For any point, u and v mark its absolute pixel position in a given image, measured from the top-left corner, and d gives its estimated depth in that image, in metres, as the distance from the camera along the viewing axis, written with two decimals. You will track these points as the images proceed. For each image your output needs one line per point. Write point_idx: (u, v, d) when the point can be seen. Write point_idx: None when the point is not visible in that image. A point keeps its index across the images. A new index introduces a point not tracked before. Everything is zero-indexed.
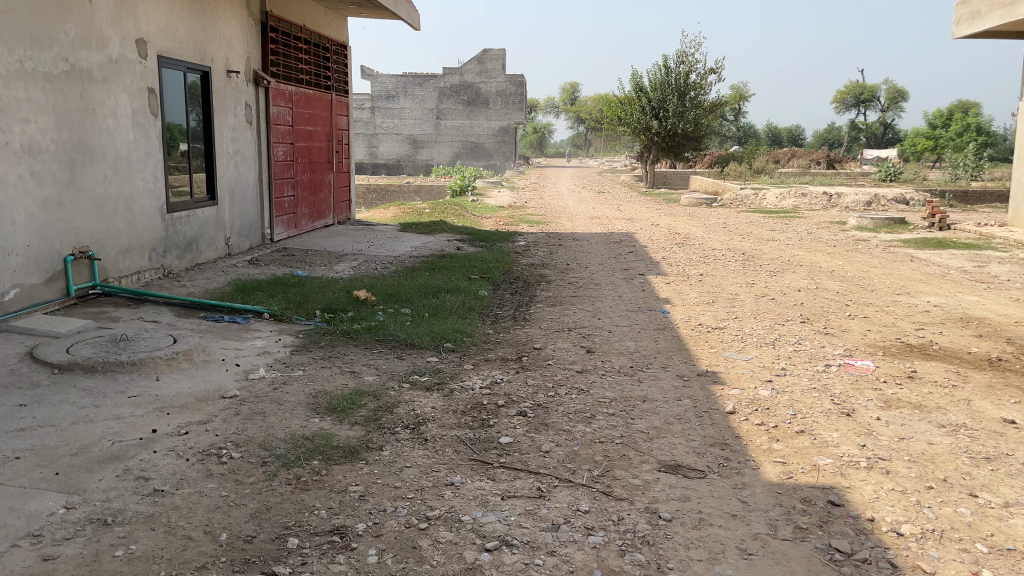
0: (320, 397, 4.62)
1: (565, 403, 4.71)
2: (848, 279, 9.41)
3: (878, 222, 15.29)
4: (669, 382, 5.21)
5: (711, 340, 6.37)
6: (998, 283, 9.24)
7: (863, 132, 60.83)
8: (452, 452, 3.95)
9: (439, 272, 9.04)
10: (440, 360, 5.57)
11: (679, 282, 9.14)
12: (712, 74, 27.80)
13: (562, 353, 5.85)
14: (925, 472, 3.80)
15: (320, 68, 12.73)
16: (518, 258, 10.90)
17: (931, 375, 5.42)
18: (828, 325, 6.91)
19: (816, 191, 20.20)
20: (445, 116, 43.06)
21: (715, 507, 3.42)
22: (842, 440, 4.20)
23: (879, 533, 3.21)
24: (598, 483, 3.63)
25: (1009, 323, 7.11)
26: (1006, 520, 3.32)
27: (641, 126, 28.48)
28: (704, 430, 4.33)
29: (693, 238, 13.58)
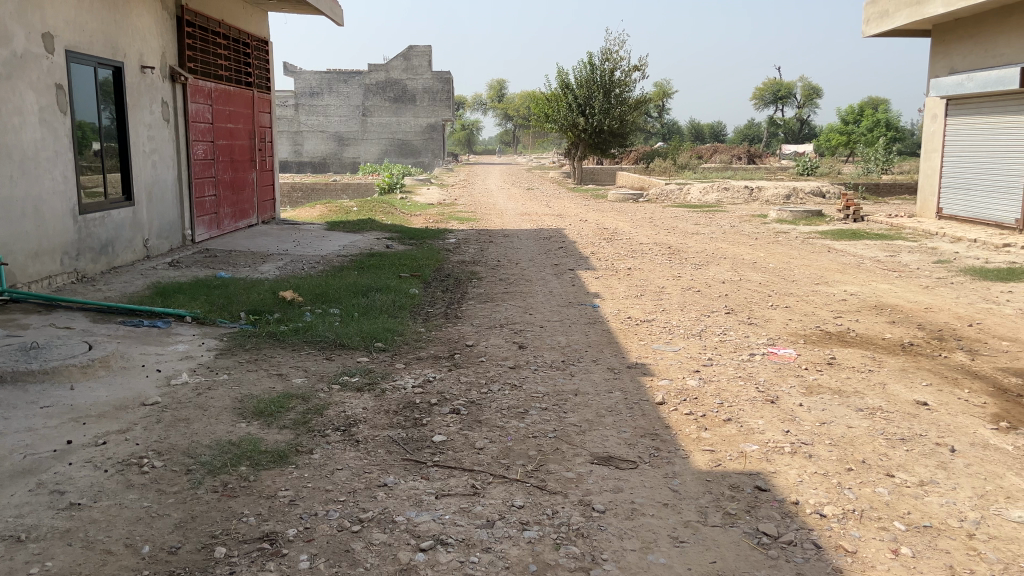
0: (247, 401, 4.50)
1: (498, 400, 4.71)
2: (770, 270, 9.71)
3: (797, 215, 15.80)
4: (600, 374, 5.27)
5: (640, 333, 6.46)
6: (908, 271, 9.66)
7: (781, 127, 62.77)
8: (385, 453, 3.90)
9: (368, 270, 8.93)
10: (371, 360, 5.50)
11: (609, 276, 9.25)
12: (636, 71, 28.25)
13: (494, 349, 5.85)
14: (845, 455, 3.95)
15: (240, 64, 12.40)
16: (448, 255, 10.87)
17: (849, 361, 5.63)
18: (752, 316, 7.11)
19: (738, 185, 20.74)
20: (371, 113, 42.58)
21: (647, 496, 3.47)
22: (767, 427, 4.32)
23: (803, 515, 3.32)
24: (532, 477, 3.64)
25: (919, 309, 7.44)
26: (921, 498, 3.48)
27: (568, 123, 28.74)
28: (635, 421, 4.40)
29: (621, 233, 13.79)
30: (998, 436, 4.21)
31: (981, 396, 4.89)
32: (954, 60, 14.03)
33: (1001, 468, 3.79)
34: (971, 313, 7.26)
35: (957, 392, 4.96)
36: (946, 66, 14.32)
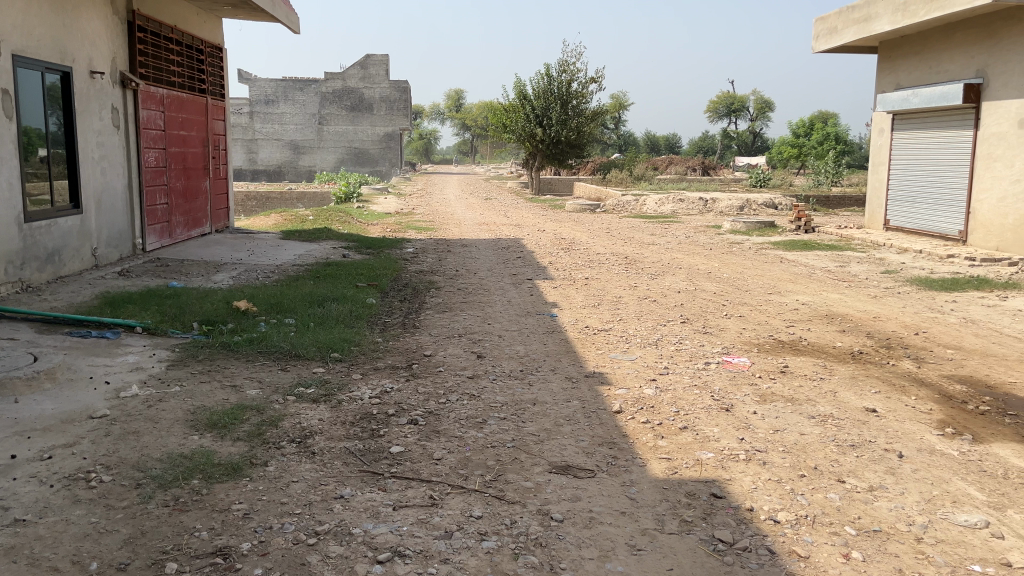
0: (199, 413, 4.42)
1: (456, 410, 4.69)
2: (724, 280, 9.85)
3: (750, 226, 16.08)
4: (558, 384, 5.28)
5: (598, 342, 6.50)
6: (857, 281, 9.90)
7: (734, 140, 63.91)
8: (342, 464, 3.86)
9: (324, 280, 8.84)
10: (327, 371, 5.44)
11: (566, 286, 9.29)
12: (593, 83, 28.54)
13: (452, 359, 5.83)
14: (798, 461, 4.01)
15: (194, 70, 12.22)
16: (406, 265, 10.82)
17: (801, 369, 5.74)
18: (707, 325, 7.20)
19: (693, 196, 21.03)
20: (328, 121, 42.24)
21: (605, 505, 3.48)
22: (722, 434, 4.37)
23: (757, 522, 3.37)
24: (490, 487, 3.63)
25: (868, 318, 7.62)
26: (871, 503, 3.55)
27: (525, 133, 28.86)
28: (593, 430, 4.41)
29: (578, 243, 13.89)
30: (944, 441, 4.33)
31: (928, 403, 5.02)
32: (900, 76, 14.45)
33: (947, 473, 3.89)
34: (917, 322, 7.46)
35: (905, 399, 5.09)
36: (892, 81, 14.74)
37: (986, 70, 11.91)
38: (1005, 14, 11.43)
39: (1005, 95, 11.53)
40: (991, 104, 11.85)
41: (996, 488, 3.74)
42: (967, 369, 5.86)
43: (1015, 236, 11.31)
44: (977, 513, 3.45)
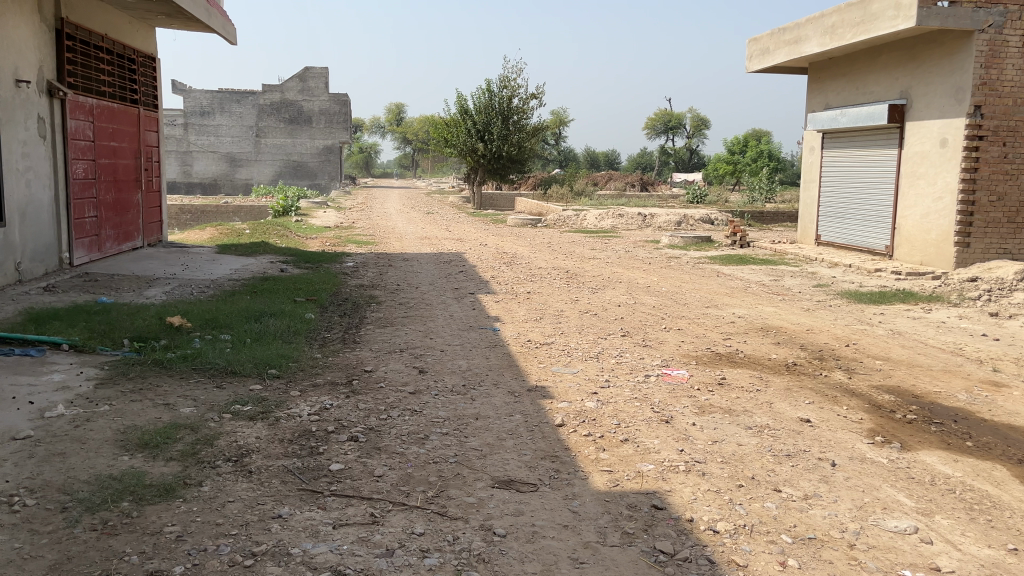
0: (130, 432, 4.27)
1: (398, 426, 4.64)
2: (663, 294, 10.02)
3: (688, 240, 16.39)
4: (501, 398, 5.27)
5: (540, 356, 6.52)
6: (791, 294, 10.18)
7: (672, 157, 65.27)
8: (280, 483, 3.77)
9: (262, 295, 8.67)
10: (264, 388, 5.32)
11: (509, 300, 9.32)
12: (534, 99, 28.83)
13: (394, 374, 5.77)
14: (736, 471, 4.09)
15: (125, 80, 11.89)
16: (346, 279, 10.70)
17: (737, 381, 5.86)
18: (646, 338, 7.30)
19: (631, 212, 21.34)
20: (265, 134, 41.62)
21: (547, 519, 3.48)
22: (662, 446, 4.43)
23: (697, 532, 3.41)
24: (432, 504, 3.60)
25: (801, 330, 7.84)
26: (806, 511, 3.64)
27: (466, 148, 28.90)
28: (536, 444, 4.42)
29: (519, 257, 13.96)
30: (874, 449, 4.47)
31: (858, 412, 5.17)
32: (829, 96, 14.96)
33: (877, 480, 4.01)
34: (847, 334, 7.70)
35: (837, 409, 5.24)
36: (821, 101, 15.25)
37: (909, 91, 12.42)
38: (927, 38, 11.95)
39: (927, 116, 12.04)
40: (914, 124, 12.35)
41: (924, 494, 3.87)
42: (895, 379, 6.06)
43: (938, 251, 11.78)
44: (906, 519, 3.57)
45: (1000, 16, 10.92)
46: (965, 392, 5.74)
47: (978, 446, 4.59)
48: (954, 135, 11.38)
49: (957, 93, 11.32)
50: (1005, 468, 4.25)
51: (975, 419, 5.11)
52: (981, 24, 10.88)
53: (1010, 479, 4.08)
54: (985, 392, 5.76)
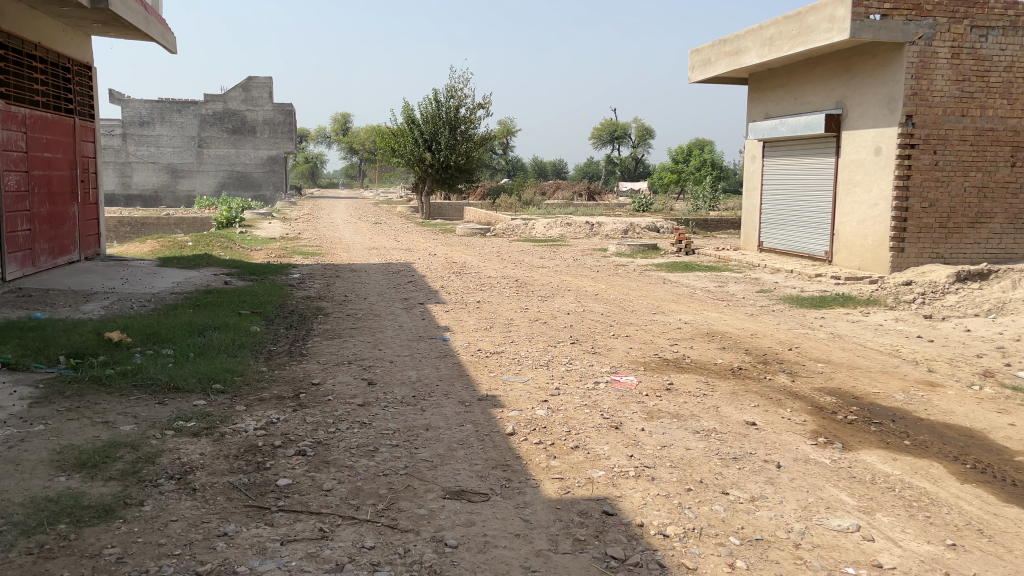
0: (67, 452, 4.13)
1: (347, 439, 4.58)
2: (612, 301, 10.12)
3: (634, 248, 16.58)
4: (451, 408, 5.24)
5: (490, 365, 6.52)
6: (735, 300, 10.38)
7: (618, 166, 66.10)
8: (225, 500, 3.69)
9: (205, 308, 8.49)
10: (208, 403, 5.20)
11: (458, 310, 9.30)
12: (480, 109, 28.95)
13: (342, 387, 5.69)
14: (685, 475, 4.14)
15: (59, 90, 11.55)
16: (292, 291, 10.54)
17: (685, 387, 5.93)
18: (595, 345, 7.36)
19: (579, 220, 21.49)
20: (208, 144, 40.90)
21: (499, 528, 3.48)
22: (612, 452, 4.46)
23: (648, 537, 3.44)
24: (383, 516, 3.56)
25: (745, 335, 8.00)
26: (753, 513, 3.70)
27: (414, 158, 28.77)
28: (486, 453, 4.41)
29: (469, 266, 13.93)
30: (817, 450, 4.57)
31: (801, 414, 5.29)
32: (768, 106, 15.33)
33: (820, 481, 4.11)
34: (790, 338, 7.87)
35: (781, 411, 5.35)
36: (761, 111, 15.63)
37: (845, 101, 12.80)
38: (860, 50, 12.34)
39: (862, 125, 12.43)
40: (850, 133, 12.73)
41: (865, 492, 3.97)
42: (836, 381, 6.21)
43: (875, 256, 12.14)
44: (849, 517, 3.66)
45: (929, 29, 11.33)
46: (902, 392, 5.92)
47: (915, 445, 4.74)
48: (887, 144, 11.76)
49: (890, 103, 11.71)
50: (942, 466, 4.38)
51: (912, 418, 5.27)
52: (911, 36, 11.28)
53: (946, 476, 4.22)
54: (922, 392, 5.95)
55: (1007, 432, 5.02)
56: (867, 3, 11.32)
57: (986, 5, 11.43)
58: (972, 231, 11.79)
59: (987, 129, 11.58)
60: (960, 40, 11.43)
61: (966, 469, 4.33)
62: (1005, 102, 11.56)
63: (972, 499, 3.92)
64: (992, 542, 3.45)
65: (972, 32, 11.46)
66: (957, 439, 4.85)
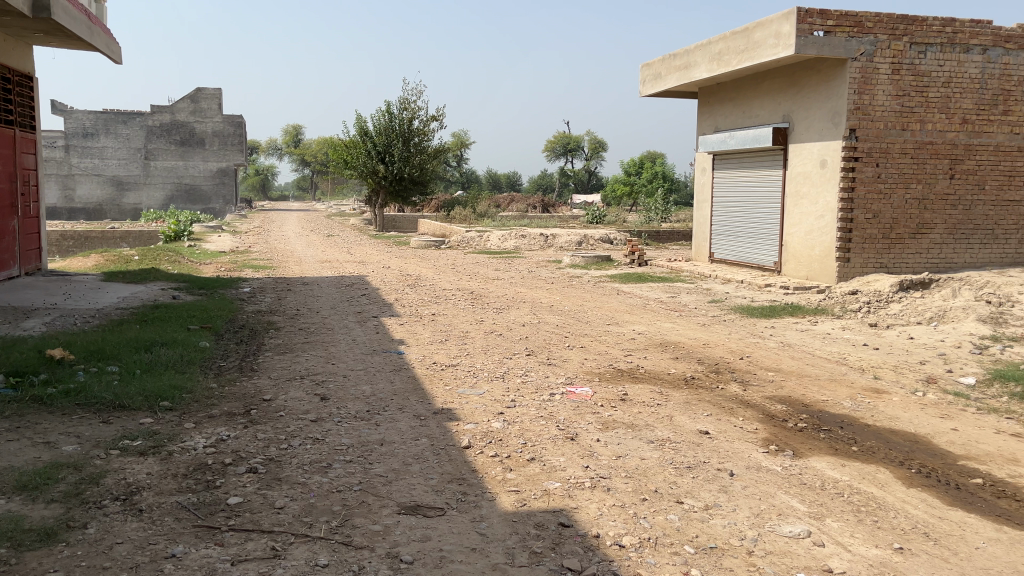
0: (5, 475, 3.98)
1: (299, 455, 4.50)
2: (566, 312, 10.17)
3: (588, 260, 16.71)
4: (406, 423, 5.20)
5: (446, 378, 6.48)
6: (687, 310, 10.53)
7: (571, 178, 66.64)
8: (173, 520, 3.59)
9: (152, 323, 8.29)
10: (155, 421, 5.06)
11: (413, 322, 9.25)
12: (434, 121, 28.96)
13: (294, 403, 5.60)
14: (639, 485, 4.16)
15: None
16: (242, 305, 10.36)
17: (639, 397, 5.98)
18: (551, 356, 7.39)
19: (534, 232, 21.57)
20: (155, 156, 40.09)
21: (455, 543, 3.45)
22: (568, 463, 4.46)
23: (604, 547, 3.45)
24: (337, 533, 3.51)
25: (698, 345, 8.11)
26: (707, 521, 3.74)
27: (367, 169, 28.58)
28: (442, 467, 4.37)
29: (423, 279, 13.88)
30: (769, 458, 4.64)
31: (753, 422, 5.37)
32: (718, 120, 15.62)
33: (772, 488, 4.17)
34: (741, 347, 7.99)
35: (733, 420, 5.43)
36: (711, 124, 15.91)
37: (791, 115, 13.12)
38: (805, 65, 12.68)
39: (808, 138, 12.73)
40: (796, 146, 13.03)
41: (816, 498, 4.04)
42: (786, 389, 6.32)
43: (822, 266, 12.42)
44: (800, 523, 3.72)
45: (870, 46, 11.70)
46: (850, 399, 6.05)
47: (862, 451, 4.84)
48: (833, 157, 12.08)
49: (834, 118, 12.04)
50: (888, 471, 4.48)
51: (860, 424, 5.39)
52: (853, 52, 11.64)
53: (893, 481, 4.32)
54: (868, 398, 6.09)
55: (949, 436, 5.16)
56: (811, 20, 11.64)
57: (924, 22, 11.81)
58: (914, 241, 12.13)
59: (927, 143, 11.92)
60: (900, 56, 11.80)
61: (911, 474, 4.44)
62: (943, 116, 11.92)
63: (917, 503, 4.02)
64: (938, 545, 3.53)
65: (911, 49, 11.83)
66: (903, 445, 4.97)
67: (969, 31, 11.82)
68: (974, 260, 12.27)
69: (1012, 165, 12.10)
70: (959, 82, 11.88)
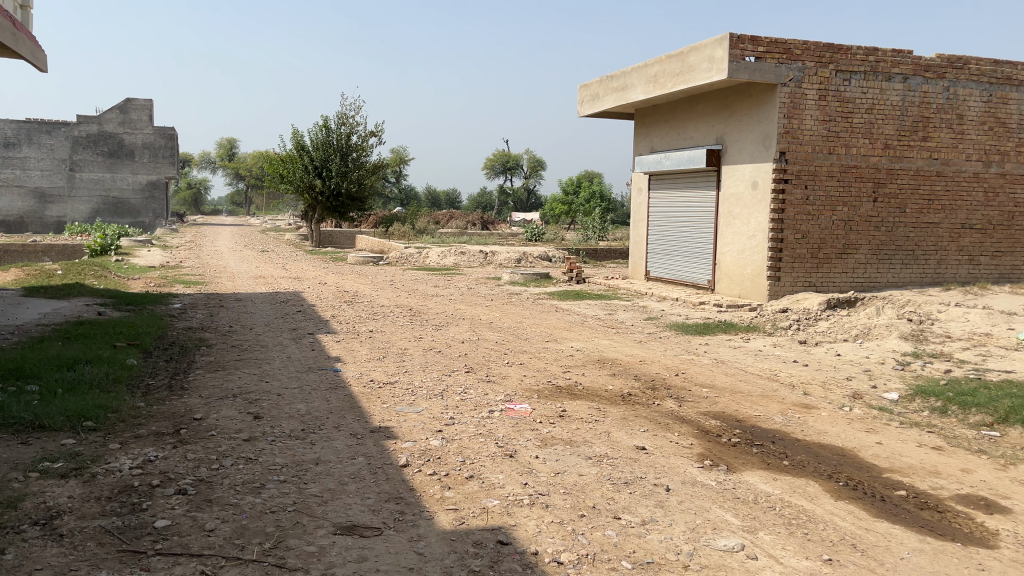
0: None
1: (231, 475, 4.38)
2: (505, 329, 10.19)
3: (527, 277, 16.78)
4: (342, 441, 5.10)
5: (383, 396, 6.40)
6: (624, 327, 10.67)
7: (510, 197, 67.10)
8: (96, 545, 3.45)
9: (76, 341, 7.98)
10: (78, 442, 4.86)
11: (350, 340, 9.13)
12: (373, 137, 28.81)
13: (226, 422, 5.45)
14: (578, 502, 4.18)
15: None
16: (172, 322, 10.06)
17: (577, 413, 6.01)
18: (490, 373, 7.37)
19: (473, 249, 21.56)
20: (80, 168, 38.78)
21: (392, 563, 3.39)
22: (507, 480, 4.46)
23: (542, 565, 3.45)
24: (270, 555, 3.42)
25: (635, 361, 8.21)
26: (644, 537, 3.77)
27: (303, 184, 28.19)
28: (379, 486, 4.31)
29: (361, 295, 13.71)
30: (704, 473, 4.72)
31: (689, 438, 5.46)
32: (654, 141, 15.93)
33: (707, 502, 4.24)
34: (676, 364, 8.13)
35: (669, 435, 5.51)
36: (647, 145, 16.21)
37: (724, 137, 13.48)
38: (738, 89, 13.06)
39: (740, 160, 13.09)
40: (729, 168, 13.38)
41: (748, 512, 4.12)
42: (720, 405, 6.44)
43: (754, 284, 12.75)
44: (734, 537, 3.78)
45: (798, 72, 12.14)
46: (781, 415, 6.20)
47: (793, 465, 4.96)
48: (764, 178, 12.44)
49: (765, 140, 12.42)
50: (818, 484, 4.61)
51: (791, 439, 5.53)
52: (783, 78, 12.05)
53: (822, 494, 4.44)
54: (798, 413, 6.25)
55: (874, 450, 5.34)
56: (743, 46, 12.01)
57: (848, 51, 12.28)
58: (840, 260, 12.58)
59: (852, 167, 12.39)
60: (826, 83, 12.25)
61: (839, 487, 4.57)
62: (867, 141, 12.40)
63: (845, 515, 4.14)
64: (865, 556, 3.64)
65: (836, 76, 12.29)
66: (831, 458, 5.12)
67: (891, 60, 12.31)
68: (896, 279, 12.78)
69: (931, 189, 12.64)
70: (882, 108, 12.37)
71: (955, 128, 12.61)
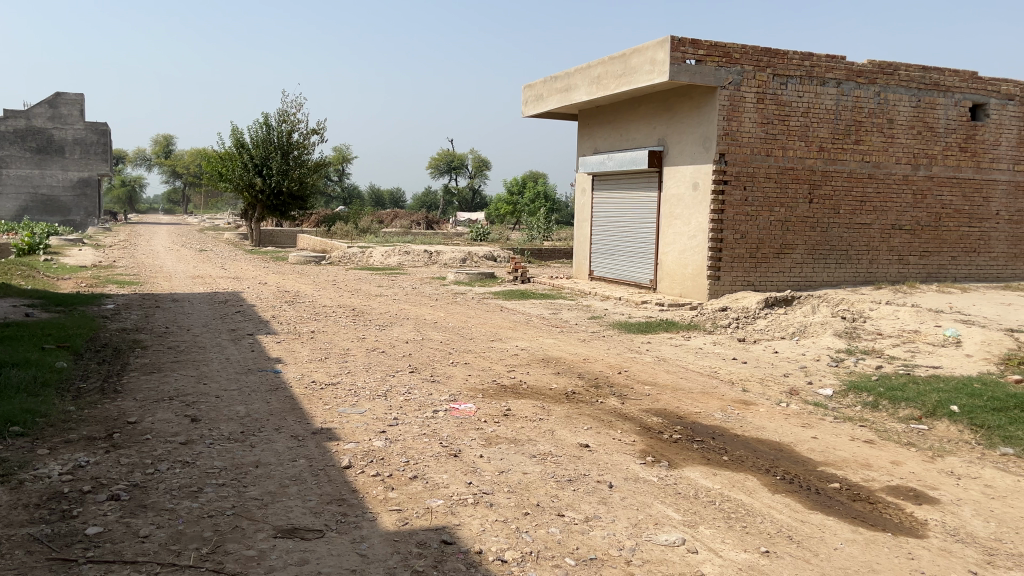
0: None
1: (167, 480, 4.27)
2: (450, 329, 10.16)
3: (472, 277, 16.77)
4: (283, 443, 5.02)
5: (325, 396, 6.33)
6: (568, 326, 10.75)
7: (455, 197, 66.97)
8: (24, 554, 3.32)
9: (2, 343, 7.67)
10: (4, 448, 4.67)
11: (291, 340, 8.99)
12: (315, 134, 28.43)
13: (162, 425, 5.30)
14: (521, 500, 4.19)
15: None
16: (106, 323, 9.75)
17: (521, 412, 6.03)
18: (434, 373, 7.35)
19: (417, 249, 21.40)
20: (6, 164, 37.32)
21: (334, 565, 3.35)
22: (451, 480, 4.44)
23: (487, 563, 3.45)
24: (207, 561, 3.34)
25: (579, 360, 8.28)
26: (587, 533, 3.80)
27: (243, 182, 27.63)
28: (321, 488, 4.25)
29: (303, 295, 13.52)
30: (646, 469, 4.78)
31: (631, 435, 5.53)
32: (597, 142, 16.06)
33: (649, 498, 4.29)
34: (619, 362, 8.22)
35: (612, 432, 5.57)
36: (591, 146, 16.36)
37: (665, 139, 13.68)
38: (678, 92, 13.29)
39: (681, 161, 13.30)
40: (671, 168, 13.59)
41: (690, 507, 4.19)
42: (662, 402, 6.53)
43: (694, 284, 12.98)
44: (675, 532, 3.84)
45: (737, 75, 12.40)
46: (721, 411, 6.31)
47: (732, 460, 5.07)
48: (704, 179, 12.68)
49: (705, 142, 12.65)
50: (756, 478, 4.71)
51: (730, 435, 5.63)
52: (722, 81, 12.31)
53: (760, 488, 4.54)
54: (737, 409, 6.39)
55: (810, 444, 5.49)
56: (683, 49, 12.20)
57: (785, 55, 12.56)
58: (777, 260, 12.88)
59: (788, 168, 12.70)
60: (764, 86, 12.52)
61: (776, 480, 4.68)
62: (803, 144, 12.73)
63: (782, 507, 4.24)
64: (800, 547, 3.73)
65: (774, 80, 12.56)
66: (769, 453, 5.24)
67: (825, 66, 12.66)
68: (831, 278, 13.16)
69: (863, 191, 13.06)
70: (816, 112, 12.72)
71: (886, 132, 13.05)
